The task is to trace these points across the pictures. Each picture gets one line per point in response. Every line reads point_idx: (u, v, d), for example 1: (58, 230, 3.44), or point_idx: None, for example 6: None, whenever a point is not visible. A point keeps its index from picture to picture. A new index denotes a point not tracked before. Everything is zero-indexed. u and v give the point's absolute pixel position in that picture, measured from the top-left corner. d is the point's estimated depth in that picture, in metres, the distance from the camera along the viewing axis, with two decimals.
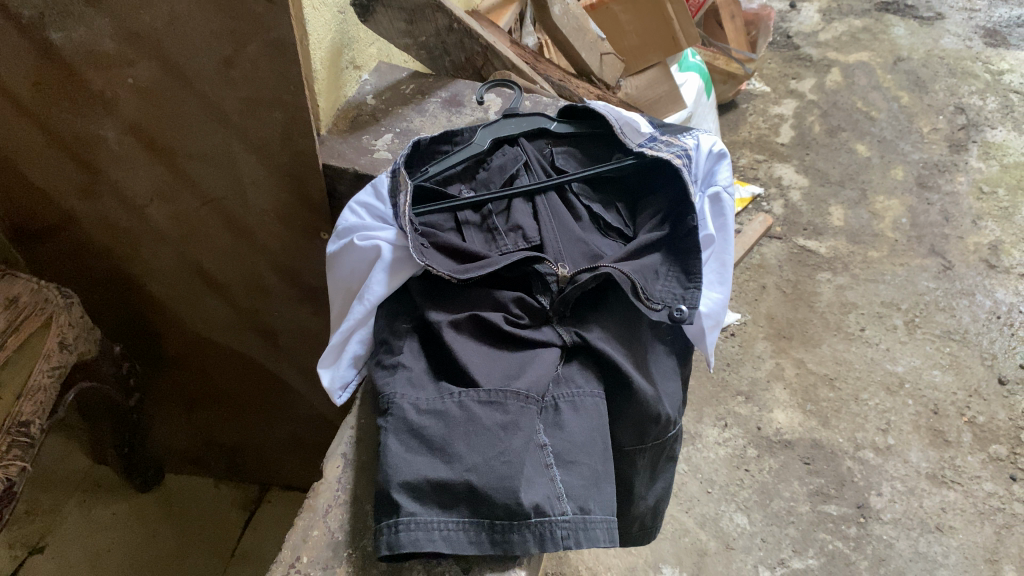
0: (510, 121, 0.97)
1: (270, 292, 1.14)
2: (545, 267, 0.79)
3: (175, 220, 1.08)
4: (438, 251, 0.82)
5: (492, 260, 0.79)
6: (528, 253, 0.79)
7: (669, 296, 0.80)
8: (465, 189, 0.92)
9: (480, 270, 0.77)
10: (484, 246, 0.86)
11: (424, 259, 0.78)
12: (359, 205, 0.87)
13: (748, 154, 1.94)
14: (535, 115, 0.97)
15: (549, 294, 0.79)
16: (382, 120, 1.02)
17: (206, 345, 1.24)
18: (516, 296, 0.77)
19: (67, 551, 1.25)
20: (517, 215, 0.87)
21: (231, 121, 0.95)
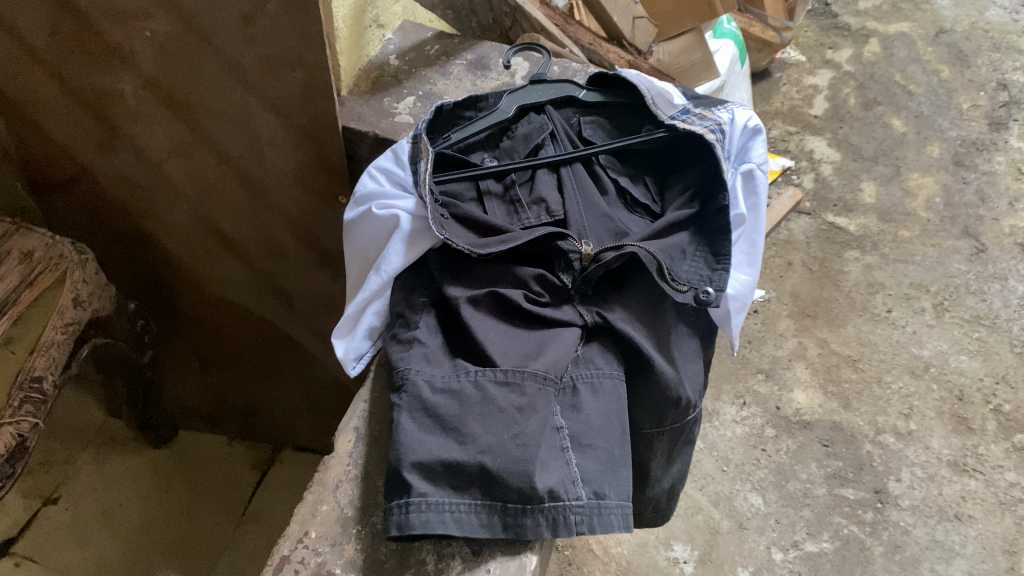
0: (537, 87, 0.93)
1: (287, 254, 1.11)
2: (568, 243, 0.76)
3: (192, 178, 1.06)
4: (458, 223, 0.80)
5: (513, 234, 0.76)
6: (553, 228, 0.75)
7: (696, 278, 0.78)
8: (488, 158, 0.89)
9: (501, 244, 0.75)
10: (507, 220, 0.84)
11: (444, 233, 0.75)
12: (380, 172, 0.85)
13: (780, 125, 1.88)
14: (562, 80, 0.93)
15: (570, 273, 0.75)
16: (405, 83, 0.99)
17: (223, 306, 1.22)
18: (537, 273, 0.75)
19: (80, 501, 1.26)
20: (541, 188, 0.85)
21: (249, 80, 0.93)
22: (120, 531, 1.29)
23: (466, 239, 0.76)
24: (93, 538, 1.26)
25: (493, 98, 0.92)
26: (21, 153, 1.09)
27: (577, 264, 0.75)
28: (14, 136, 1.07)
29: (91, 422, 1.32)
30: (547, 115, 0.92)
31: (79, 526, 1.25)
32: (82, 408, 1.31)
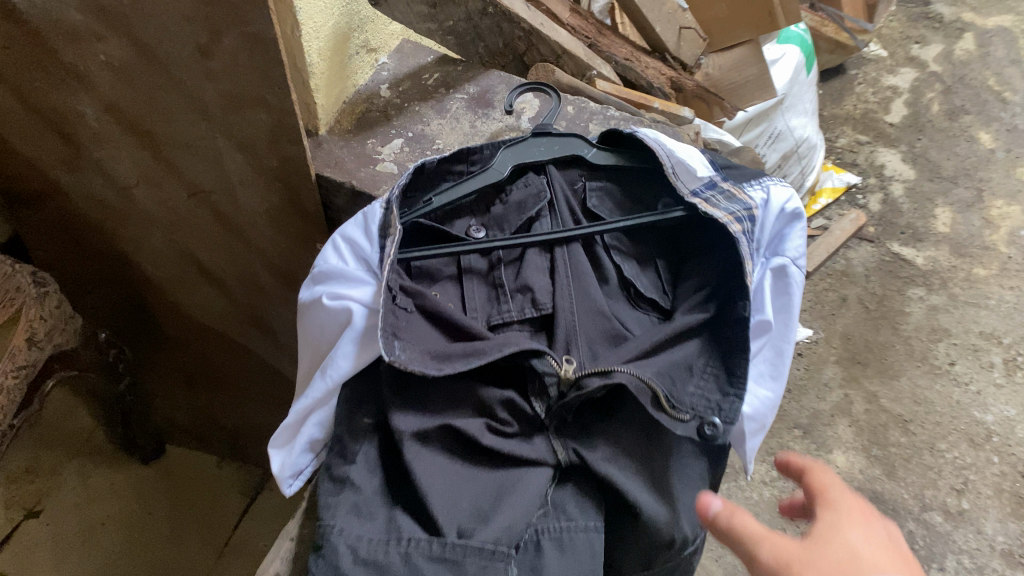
0: (540, 141, 0.79)
1: (267, 292, 1.01)
2: (543, 362, 0.63)
3: (164, 206, 0.96)
4: (423, 317, 0.68)
5: (481, 344, 0.64)
6: (527, 343, 0.63)
7: (701, 404, 0.65)
8: (474, 226, 0.77)
9: (464, 359, 0.63)
10: (485, 309, 0.72)
11: (399, 340, 0.63)
12: (345, 244, 0.74)
13: (850, 133, 1.68)
14: (570, 135, 0.79)
15: (543, 400, 0.63)
16: (394, 120, 0.86)
17: (206, 333, 1.12)
18: (506, 397, 0.62)
19: (64, 517, 1.22)
20: (528, 272, 0.72)
21: (213, 116, 0.81)
22: (100, 553, 1.23)
23: (426, 346, 0.64)
24: (70, 558, 1.20)
25: (487, 153, 0.79)
26: None
27: (554, 390, 0.62)
28: None
29: (79, 429, 1.28)
30: (548, 176, 0.78)
31: (59, 546, 1.20)
32: (69, 414, 1.27)
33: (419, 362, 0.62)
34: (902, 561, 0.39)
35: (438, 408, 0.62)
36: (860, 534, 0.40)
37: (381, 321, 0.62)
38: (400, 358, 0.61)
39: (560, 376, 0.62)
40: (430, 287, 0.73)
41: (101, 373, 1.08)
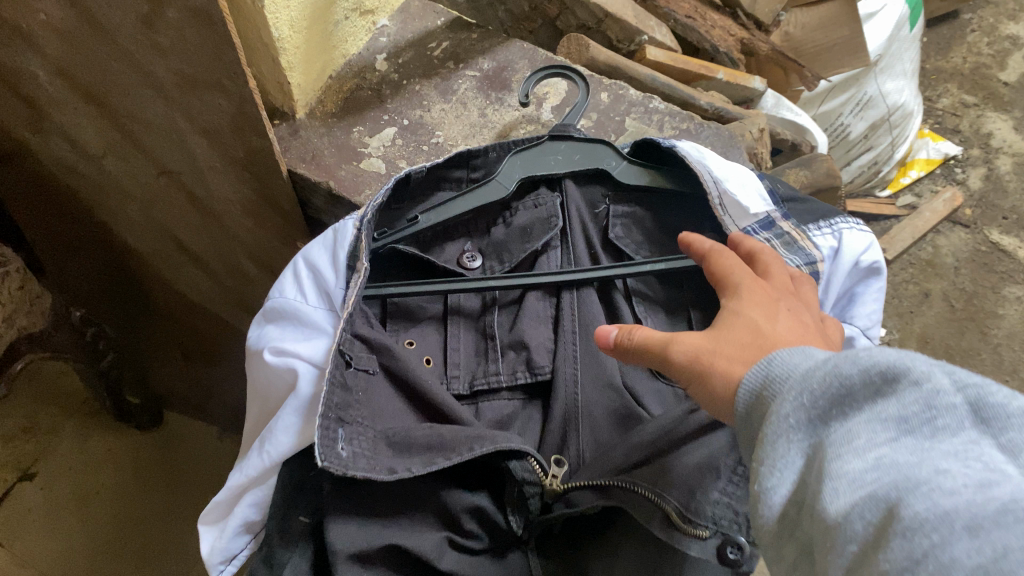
0: (558, 145, 0.64)
1: (253, 280, 0.90)
2: (523, 465, 0.50)
3: (136, 180, 0.83)
4: (387, 379, 0.56)
5: (449, 433, 0.51)
6: (505, 443, 0.49)
7: (723, 516, 0.48)
8: (468, 252, 0.63)
9: (425, 457, 0.50)
10: (470, 367, 0.58)
11: (344, 427, 0.49)
12: (307, 270, 0.61)
13: (956, 91, 1.46)
14: (595, 140, 0.64)
15: (522, 512, 0.51)
16: (387, 100, 0.72)
17: (196, 308, 1.02)
18: (476, 505, 0.51)
19: (59, 481, 1.16)
20: (524, 323, 0.59)
21: (172, 96, 0.67)
22: (94, 522, 1.16)
23: (382, 430, 0.51)
24: (62, 530, 1.13)
25: (492, 156, 0.65)
26: None
27: (535, 502, 0.51)
28: None
29: (74, 390, 1.23)
30: (564, 193, 0.64)
31: (52, 514, 1.13)
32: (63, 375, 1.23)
33: (366, 459, 0.49)
34: (795, 326, 0.42)
35: (387, 514, 0.49)
36: (753, 307, 0.43)
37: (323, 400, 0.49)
38: (345, 459, 0.47)
39: (546, 486, 0.50)
40: (406, 332, 0.59)
41: None
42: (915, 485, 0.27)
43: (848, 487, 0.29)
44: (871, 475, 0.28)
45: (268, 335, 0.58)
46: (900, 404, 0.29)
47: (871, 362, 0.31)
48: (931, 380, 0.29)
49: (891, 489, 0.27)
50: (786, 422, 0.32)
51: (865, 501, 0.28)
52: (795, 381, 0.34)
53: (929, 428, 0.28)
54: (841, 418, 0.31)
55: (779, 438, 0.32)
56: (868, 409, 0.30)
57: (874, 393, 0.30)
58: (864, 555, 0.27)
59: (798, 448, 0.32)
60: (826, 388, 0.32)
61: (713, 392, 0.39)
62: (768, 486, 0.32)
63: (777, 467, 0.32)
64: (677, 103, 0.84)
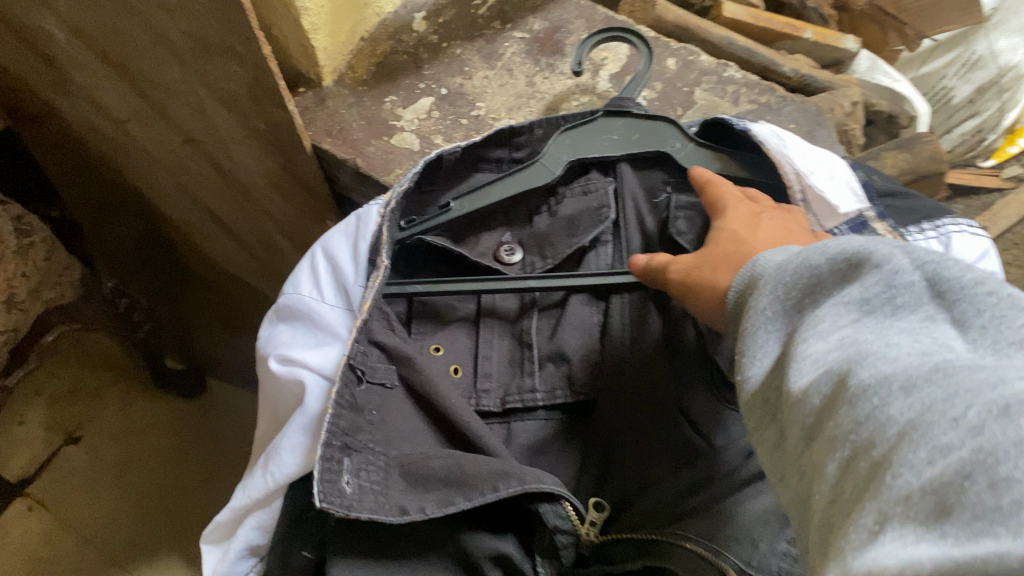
0: (613, 122, 0.56)
1: (287, 256, 0.84)
2: (556, 509, 0.44)
3: (162, 147, 0.77)
4: (407, 394, 0.49)
5: (471, 467, 0.44)
6: (536, 484, 0.42)
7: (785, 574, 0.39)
8: (506, 244, 0.55)
9: (442, 494, 0.43)
10: (502, 379, 0.51)
11: (351, 457, 0.43)
12: (325, 263, 0.54)
13: None
14: (656, 119, 0.55)
15: (553, 563, 0.45)
16: (425, 66, 0.65)
17: (232, 279, 0.97)
18: (501, 553, 0.45)
19: (106, 446, 1.15)
20: (566, 332, 0.51)
21: (188, 62, 0.60)
22: (136, 490, 1.14)
23: (396, 458, 0.45)
24: (105, 492, 1.12)
25: (536, 134, 0.56)
26: None
27: (568, 553, 0.44)
28: None
29: (112, 355, 1.21)
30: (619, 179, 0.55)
31: (95, 482, 1.12)
32: (96, 341, 1.20)
33: (376, 495, 0.42)
34: (776, 231, 0.42)
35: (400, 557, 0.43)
36: (733, 219, 0.43)
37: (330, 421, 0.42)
38: (349, 497, 0.41)
39: (583, 537, 0.44)
40: (431, 337, 0.53)
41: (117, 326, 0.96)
42: (865, 356, 0.26)
43: (809, 366, 0.28)
44: (832, 355, 0.28)
45: (279, 336, 0.52)
46: (863, 287, 0.28)
47: (838, 251, 0.30)
48: (891, 261, 0.28)
49: (843, 361, 0.27)
50: (761, 315, 0.31)
51: (820, 375, 0.27)
52: (770, 272, 0.32)
53: (888, 307, 0.28)
54: (812, 307, 0.30)
55: (755, 329, 0.31)
56: (835, 294, 0.29)
57: (840, 280, 0.29)
58: (820, 424, 0.27)
59: (775, 334, 0.31)
60: (796, 279, 0.31)
61: (705, 306, 0.40)
62: (746, 374, 0.31)
63: (755, 356, 0.31)
64: (755, 72, 0.73)
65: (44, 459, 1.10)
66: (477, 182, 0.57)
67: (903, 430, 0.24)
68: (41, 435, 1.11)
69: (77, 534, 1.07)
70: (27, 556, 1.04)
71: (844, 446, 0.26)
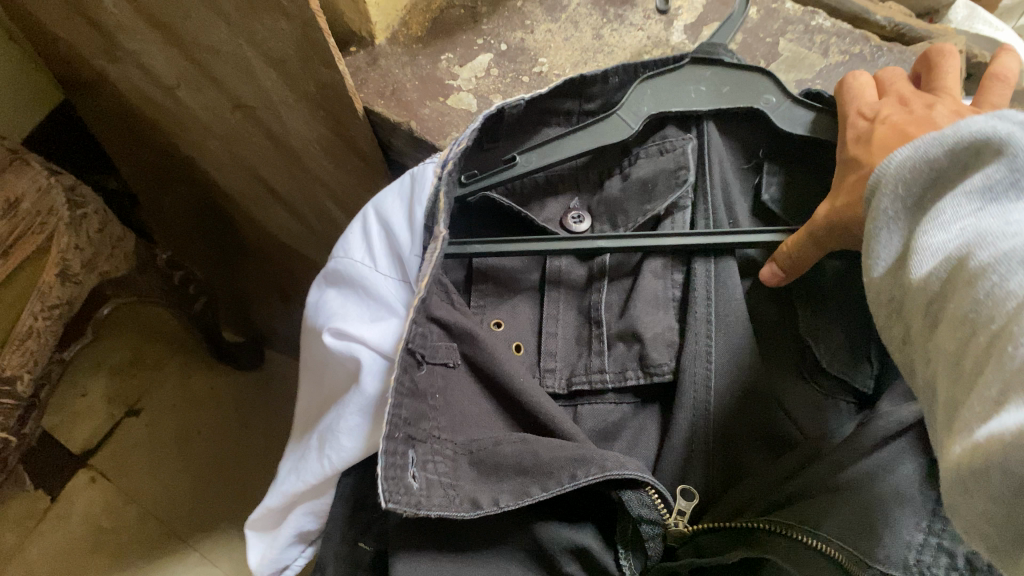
0: (701, 74, 0.51)
1: (340, 226, 0.81)
2: (640, 497, 0.40)
3: (213, 113, 0.74)
4: (467, 373, 0.45)
5: (547, 455, 0.40)
6: (619, 471, 0.39)
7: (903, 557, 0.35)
8: (574, 212, 0.52)
9: (517, 485, 0.40)
10: (569, 358, 0.48)
11: (416, 448, 0.39)
12: (379, 225, 0.49)
13: None
14: (747, 70, 0.51)
15: (639, 555, 0.42)
16: (484, 22, 0.60)
17: (287, 251, 0.95)
18: (580, 544, 0.42)
19: (165, 417, 1.15)
20: (638, 307, 0.47)
21: (235, 21, 0.57)
22: (196, 461, 1.14)
23: (464, 445, 0.42)
24: (166, 465, 1.12)
25: (614, 80, 0.51)
26: (33, 41, 0.78)
27: (654, 545, 0.41)
28: (19, 22, 0.77)
29: (168, 328, 1.20)
30: (702, 136, 0.51)
31: (155, 452, 1.12)
32: (146, 312, 1.19)
33: (445, 489, 0.39)
34: (890, 133, 0.42)
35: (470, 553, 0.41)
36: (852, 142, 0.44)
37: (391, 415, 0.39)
38: (416, 494, 0.37)
39: (670, 526, 0.41)
40: (491, 313, 0.50)
41: (168, 296, 0.95)
42: (985, 238, 0.27)
43: (930, 256, 0.30)
44: (952, 241, 0.29)
45: (328, 310, 0.48)
46: (986, 175, 0.29)
47: (961, 135, 0.30)
48: (1013, 143, 0.28)
49: (963, 242, 0.28)
50: (886, 211, 0.33)
51: (941, 262, 0.29)
52: (892, 170, 0.33)
53: (1013, 191, 0.28)
54: (934, 199, 0.31)
55: (880, 227, 0.33)
56: (958, 184, 0.30)
57: (963, 169, 0.30)
58: (941, 303, 0.29)
59: (898, 227, 0.33)
60: (916, 175, 0.32)
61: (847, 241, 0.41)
62: (876, 259, 0.33)
63: (883, 250, 0.33)
64: (844, 19, 0.67)
65: (106, 431, 1.11)
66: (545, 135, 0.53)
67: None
68: (101, 408, 1.12)
69: (139, 506, 1.08)
70: (91, 526, 1.05)
71: (965, 324, 0.27)
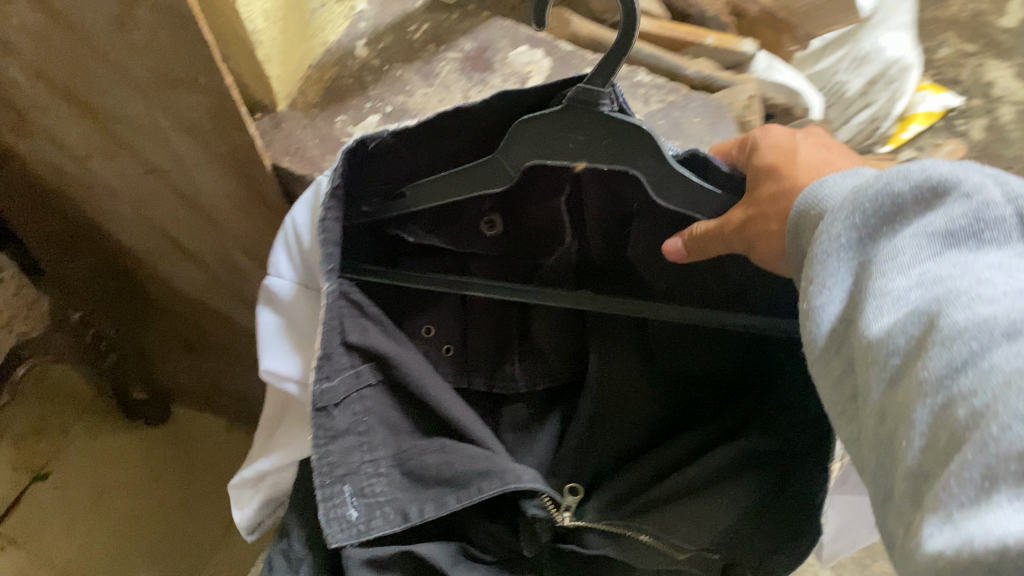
0: (583, 122, 0.51)
1: (248, 274, 0.89)
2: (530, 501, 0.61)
3: (125, 179, 0.81)
4: (385, 390, 0.60)
5: (458, 466, 0.58)
6: (514, 483, 0.57)
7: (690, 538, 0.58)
8: (486, 217, 0.64)
9: (438, 494, 0.58)
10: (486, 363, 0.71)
11: (352, 480, 0.57)
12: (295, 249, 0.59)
13: (955, 43, 1.43)
14: (625, 121, 0.50)
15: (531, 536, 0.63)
16: (370, 88, 0.71)
17: (194, 304, 1.02)
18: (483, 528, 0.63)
19: (74, 479, 1.17)
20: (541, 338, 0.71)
21: (152, 96, 0.65)
22: (109, 519, 1.16)
23: (399, 454, 0.59)
24: (77, 526, 1.14)
25: (496, 107, 0.54)
26: None
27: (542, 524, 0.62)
28: None
29: (78, 391, 1.24)
30: (575, 177, 0.62)
31: (66, 514, 1.14)
32: (57, 376, 1.24)
33: (382, 508, 0.58)
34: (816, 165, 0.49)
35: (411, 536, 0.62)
36: (769, 150, 0.51)
37: (316, 462, 0.55)
38: (356, 523, 0.57)
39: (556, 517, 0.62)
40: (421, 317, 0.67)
41: None
42: (956, 296, 0.31)
43: (893, 305, 0.33)
44: (914, 291, 0.33)
45: (273, 335, 0.59)
46: (948, 221, 0.34)
47: (921, 179, 0.35)
48: (980, 194, 0.34)
49: (933, 295, 0.32)
50: (836, 242, 0.37)
51: (906, 315, 0.32)
52: (843, 204, 0.38)
53: (972, 240, 0.33)
54: (891, 232, 0.36)
55: (828, 257, 0.37)
56: (917, 220, 0.35)
57: (925, 208, 0.35)
58: (906, 364, 0.32)
59: (847, 266, 0.37)
60: (880, 207, 0.36)
61: (765, 247, 0.49)
62: (819, 303, 0.37)
63: (827, 284, 0.37)
64: (663, 75, 0.81)
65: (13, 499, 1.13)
66: (443, 148, 0.57)
67: (1006, 382, 0.28)
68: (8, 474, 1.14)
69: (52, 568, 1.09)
70: None
71: (936, 394, 0.30)
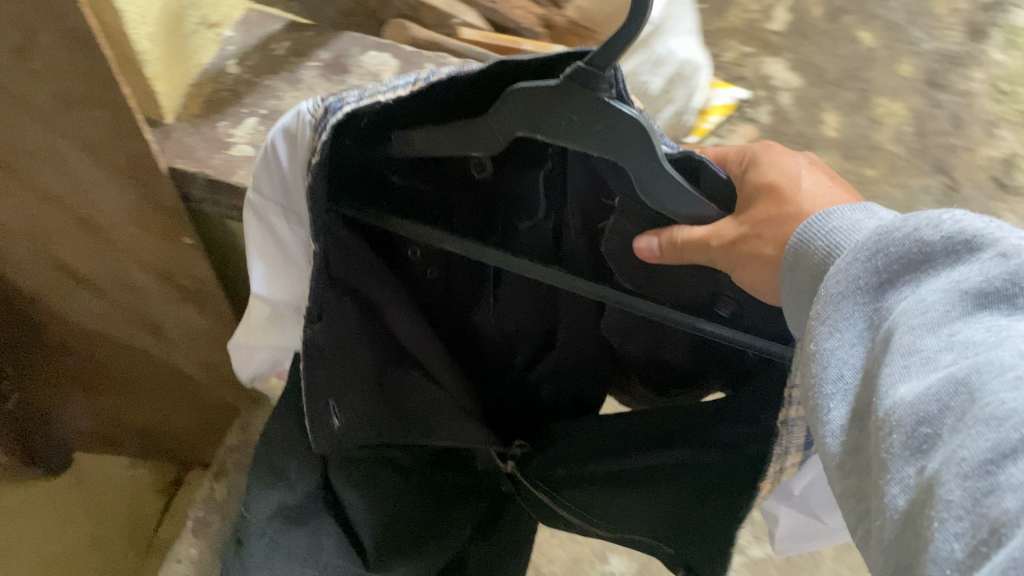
0: (577, 103, 0.50)
1: (146, 291, 0.96)
2: None
3: (19, 213, 0.86)
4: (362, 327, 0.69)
5: None
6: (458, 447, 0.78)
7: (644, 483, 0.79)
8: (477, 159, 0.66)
9: None
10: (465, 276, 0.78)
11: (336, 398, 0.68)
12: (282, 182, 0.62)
13: (735, 46, 1.67)
14: (622, 112, 0.50)
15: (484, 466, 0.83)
16: (245, 98, 0.83)
17: (93, 336, 1.06)
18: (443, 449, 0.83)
19: None
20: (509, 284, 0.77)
21: (52, 119, 0.73)
22: None
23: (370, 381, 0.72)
24: None
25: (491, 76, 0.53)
26: None
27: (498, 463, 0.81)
28: None
29: None
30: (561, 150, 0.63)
31: None
32: None
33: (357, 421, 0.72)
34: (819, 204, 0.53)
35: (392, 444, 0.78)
36: (777, 179, 0.55)
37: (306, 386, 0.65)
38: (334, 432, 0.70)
39: None
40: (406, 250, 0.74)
41: None
42: (982, 355, 0.32)
43: (917, 360, 0.35)
44: (942, 346, 0.34)
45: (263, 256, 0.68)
46: (978, 277, 0.35)
47: (955, 231, 0.38)
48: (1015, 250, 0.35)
49: (967, 363, 0.32)
50: (856, 284, 0.41)
51: (934, 377, 0.33)
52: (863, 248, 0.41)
53: (1002, 302, 0.34)
54: (912, 281, 0.38)
55: (846, 308, 0.41)
56: (946, 270, 0.37)
57: (952, 257, 0.37)
58: (930, 434, 0.33)
59: (860, 312, 0.40)
60: (907, 259, 0.39)
61: (749, 262, 0.53)
62: (830, 346, 0.41)
63: (839, 328, 0.41)
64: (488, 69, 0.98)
65: None
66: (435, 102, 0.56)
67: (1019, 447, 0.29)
68: None
69: None
70: None
71: (954, 468, 0.31)
